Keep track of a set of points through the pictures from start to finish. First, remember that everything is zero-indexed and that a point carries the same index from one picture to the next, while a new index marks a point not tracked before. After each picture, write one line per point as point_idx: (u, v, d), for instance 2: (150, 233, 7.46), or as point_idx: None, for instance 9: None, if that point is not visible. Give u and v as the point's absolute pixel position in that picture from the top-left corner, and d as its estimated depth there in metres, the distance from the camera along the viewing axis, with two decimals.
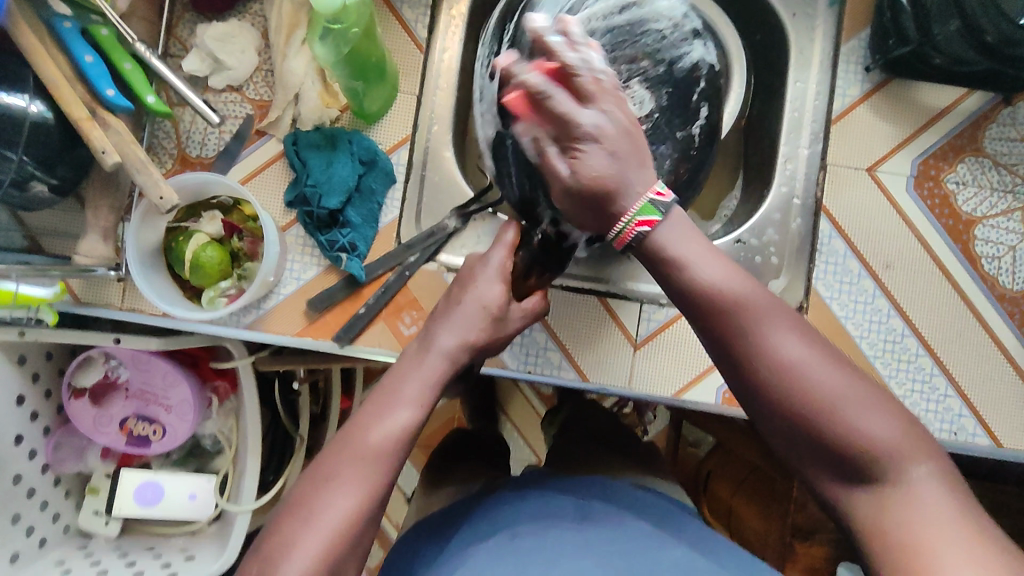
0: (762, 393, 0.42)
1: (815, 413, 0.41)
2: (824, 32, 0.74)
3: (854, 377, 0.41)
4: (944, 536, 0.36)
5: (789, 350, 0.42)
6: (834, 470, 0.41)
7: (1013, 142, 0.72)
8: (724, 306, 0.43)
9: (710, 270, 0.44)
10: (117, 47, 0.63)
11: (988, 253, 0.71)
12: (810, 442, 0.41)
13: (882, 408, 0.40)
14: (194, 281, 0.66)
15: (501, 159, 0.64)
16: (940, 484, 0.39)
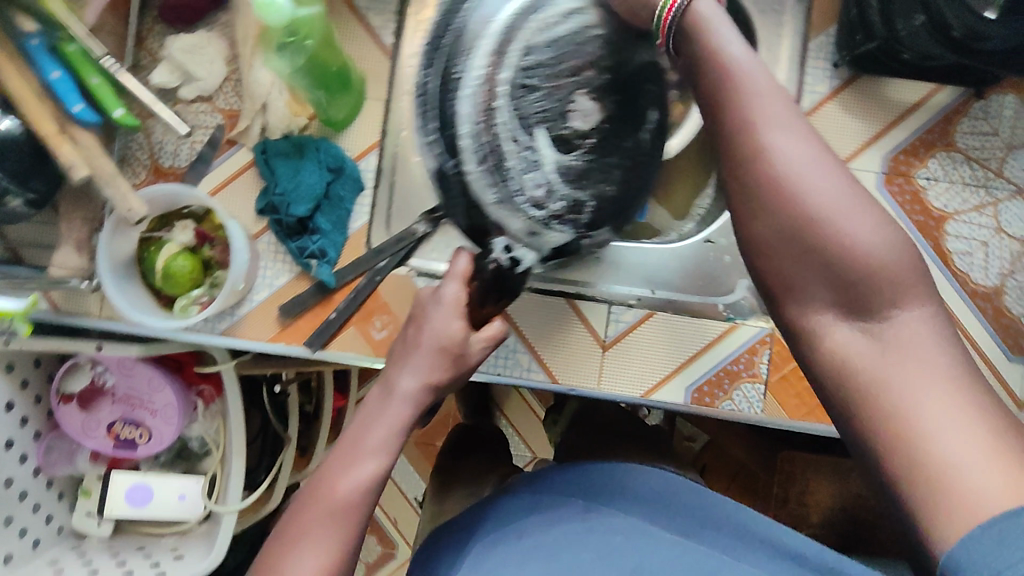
0: (765, 201, 0.43)
1: (818, 225, 0.41)
2: (793, 28, 0.74)
3: (865, 201, 0.42)
4: (920, 366, 0.39)
5: (801, 160, 0.42)
6: (822, 296, 0.42)
7: (985, 136, 0.71)
8: (742, 112, 0.43)
9: (745, 65, 0.44)
10: (84, 62, 0.63)
11: (961, 249, 0.70)
12: (803, 259, 0.42)
13: (887, 236, 0.41)
14: (167, 290, 0.68)
15: (443, 186, 0.57)
16: (927, 324, 0.40)
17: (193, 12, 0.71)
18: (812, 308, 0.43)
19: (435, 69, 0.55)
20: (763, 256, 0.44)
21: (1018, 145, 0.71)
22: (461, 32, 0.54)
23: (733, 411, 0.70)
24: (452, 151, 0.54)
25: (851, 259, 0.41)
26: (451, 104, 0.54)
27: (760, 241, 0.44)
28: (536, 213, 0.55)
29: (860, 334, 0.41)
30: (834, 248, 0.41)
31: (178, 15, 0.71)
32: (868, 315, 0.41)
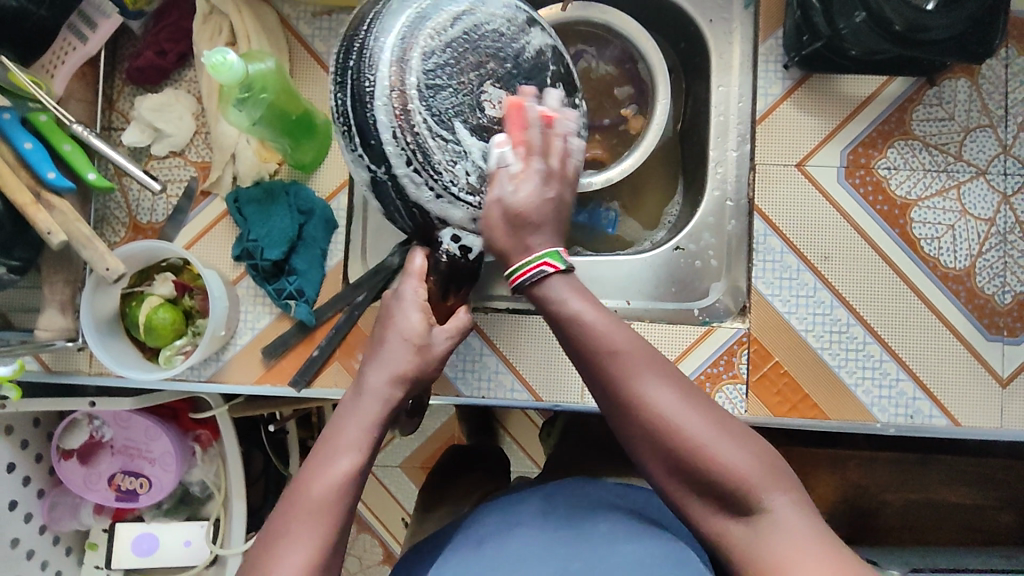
0: (636, 433, 0.46)
1: (695, 453, 0.44)
2: (743, 34, 0.75)
3: (720, 421, 0.45)
4: (801, 555, 0.41)
5: (658, 398, 0.45)
6: (707, 506, 0.45)
7: (940, 121, 0.71)
8: (596, 355, 0.46)
9: (597, 317, 0.47)
10: (56, 130, 0.66)
11: (928, 234, 0.70)
12: (682, 481, 0.45)
13: (746, 447, 0.45)
14: (150, 342, 0.69)
15: (378, 200, 0.56)
16: (797, 512, 0.43)
17: (159, 72, 0.73)
18: (702, 516, 0.45)
19: (344, 88, 0.53)
20: (652, 475, 0.47)
21: (975, 126, 0.71)
22: (364, 44, 0.53)
23: None
24: (377, 157, 0.53)
25: (717, 473, 0.44)
26: (368, 117, 0.52)
27: (645, 460, 0.46)
28: (473, 200, 0.54)
29: (749, 532, 0.43)
30: (702, 469, 0.44)
31: (145, 77, 0.73)
32: (751, 516, 0.43)
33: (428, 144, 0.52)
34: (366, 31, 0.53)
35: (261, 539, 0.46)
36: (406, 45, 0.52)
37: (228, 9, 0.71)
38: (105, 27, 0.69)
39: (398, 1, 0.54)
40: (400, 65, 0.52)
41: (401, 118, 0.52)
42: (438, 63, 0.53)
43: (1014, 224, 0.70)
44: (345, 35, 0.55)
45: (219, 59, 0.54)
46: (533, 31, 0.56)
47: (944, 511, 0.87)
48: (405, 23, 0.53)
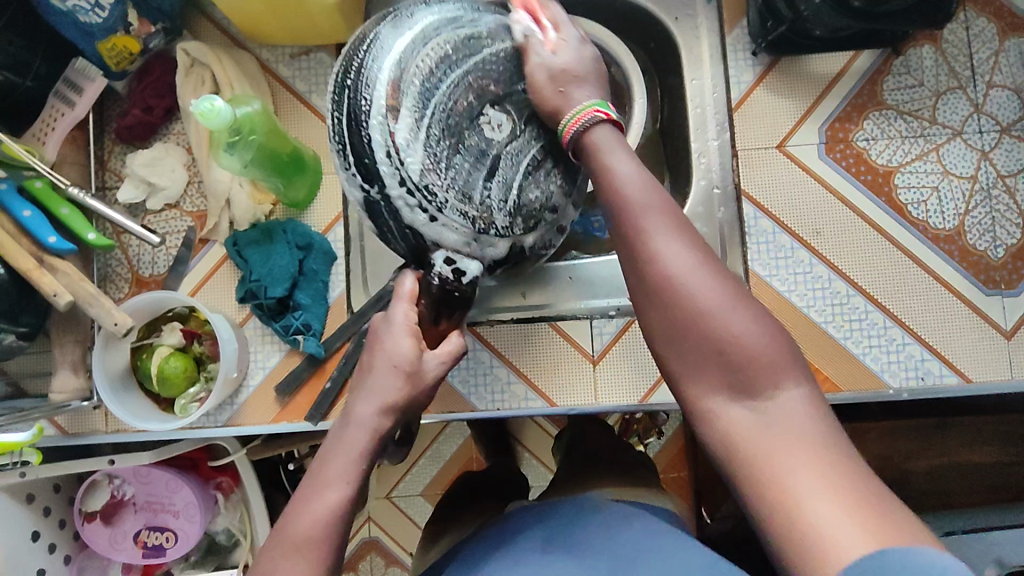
0: (649, 288, 0.45)
1: (706, 320, 0.43)
2: (709, 28, 0.77)
3: (744, 299, 0.44)
4: (800, 443, 0.40)
5: (680, 258, 0.44)
6: (709, 376, 0.43)
7: (911, 88, 0.73)
8: (623, 210, 0.47)
9: (627, 171, 0.47)
10: (52, 196, 0.68)
11: (913, 199, 0.72)
12: (688, 345, 0.44)
13: (761, 324, 0.43)
14: (164, 393, 0.70)
15: (375, 221, 0.57)
16: (807, 407, 0.42)
17: (147, 127, 0.75)
18: (700, 392, 0.44)
19: (342, 105, 0.54)
20: (658, 344, 0.46)
21: (945, 90, 0.73)
22: (361, 66, 0.53)
23: None
24: (371, 176, 0.54)
25: (732, 342, 0.43)
26: (363, 136, 0.53)
27: (653, 325, 0.45)
28: (467, 224, 0.54)
29: (748, 415, 0.42)
30: (715, 337, 0.43)
31: (134, 134, 0.75)
32: (754, 394, 0.42)
33: (418, 166, 0.53)
34: (364, 53, 0.54)
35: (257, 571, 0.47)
36: (405, 69, 0.52)
37: (209, 60, 0.73)
38: (89, 90, 0.70)
39: (398, 25, 0.54)
40: (396, 88, 0.52)
41: (395, 140, 0.52)
42: (435, 88, 0.52)
43: (996, 179, 0.72)
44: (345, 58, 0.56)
45: (206, 105, 0.55)
46: None
47: (970, 472, 0.87)
48: (402, 45, 0.53)
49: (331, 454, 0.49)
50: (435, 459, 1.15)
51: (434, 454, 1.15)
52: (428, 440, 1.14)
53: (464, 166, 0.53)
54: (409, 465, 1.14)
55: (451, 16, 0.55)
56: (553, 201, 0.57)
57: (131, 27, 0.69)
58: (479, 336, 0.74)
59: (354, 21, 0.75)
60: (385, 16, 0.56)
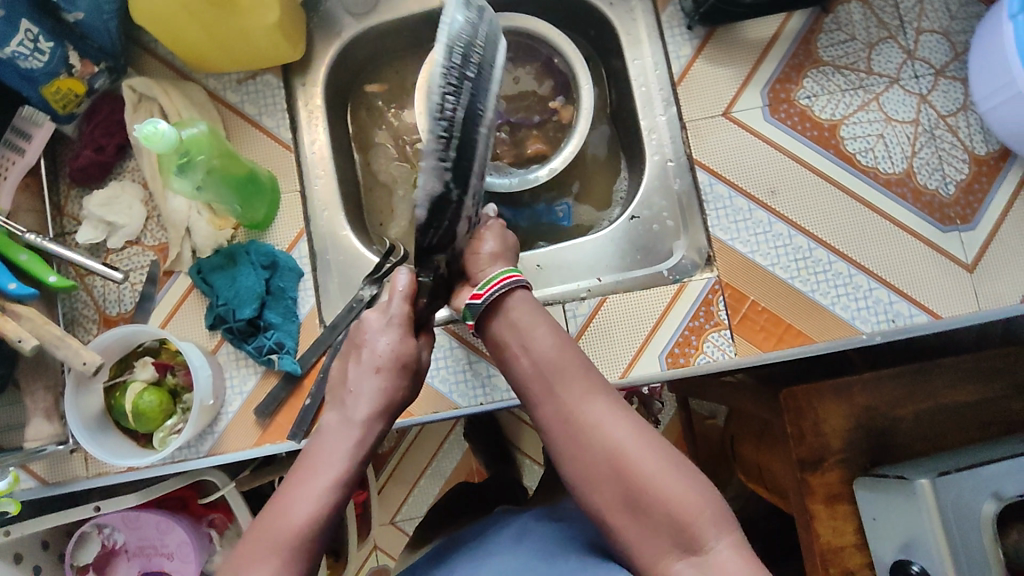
0: (588, 458, 0.52)
1: (642, 480, 0.50)
2: (644, 9, 0.79)
3: (674, 460, 0.52)
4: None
5: (615, 428, 0.53)
6: (656, 539, 0.49)
7: (844, 43, 0.75)
8: (555, 385, 0.55)
9: (546, 346, 0.57)
10: (9, 243, 0.67)
11: (861, 148, 0.73)
12: (630, 507, 0.50)
13: (693, 484, 0.50)
14: (142, 428, 0.69)
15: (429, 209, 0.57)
16: (738, 553, 0.48)
17: (100, 167, 0.75)
18: (650, 552, 0.49)
19: (459, 98, 0.53)
20: (603, 512, 0.51)
21: (877, 41, 0.75)
22: (482, 67, 0.55)
23: (709, 362, 0.71)
24: (463, 176, 0.56)
25: (668, 501, 0.49)
26: (474, 139, 0.56)
27: (599, 494, 0.51)
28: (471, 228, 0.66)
29: (694, 571, 0.47)
30: (654, 496, 0.50)
31: (87, 175, 0.75)
32: (695, 551, 0.48)
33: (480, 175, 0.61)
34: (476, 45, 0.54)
35: (233, 560, 0.49)
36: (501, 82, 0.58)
37: (156, 92, 0.74)
38: (38, 136, 0.71)
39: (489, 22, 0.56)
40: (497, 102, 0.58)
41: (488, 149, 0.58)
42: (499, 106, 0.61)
43: (937, 119, 0.74)
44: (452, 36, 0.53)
45: (150, 129, 0.55)
46: None
47: (956, 412, 0.88)
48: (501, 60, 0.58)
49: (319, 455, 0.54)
50: (436, 477, 1.13)
51: (433, 472, 1.13)
52: (427, 458, 1.13)
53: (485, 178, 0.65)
54: (410, 486, 1.13)
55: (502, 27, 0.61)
56: None
57: (74, 69, 0.70)
58: (454, 333, 0.74)
59: (296, 40, 0.75)
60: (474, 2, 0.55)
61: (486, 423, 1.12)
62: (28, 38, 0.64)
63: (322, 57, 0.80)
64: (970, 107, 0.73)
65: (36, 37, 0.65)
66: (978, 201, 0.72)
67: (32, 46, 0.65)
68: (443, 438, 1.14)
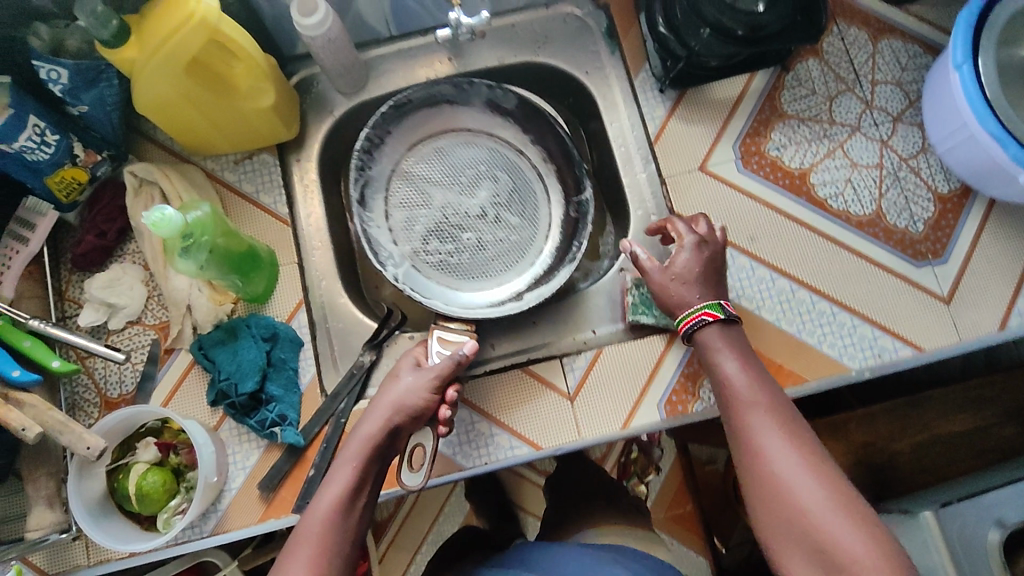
0: (756, 487, 0.56)
1: (806, 514, 0.52)
2: (617, 75, 0.84)
3: (846, 499, 0.52)
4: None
5: (786, 460, 0.55)
6: (812, 574, 0.51)
7: (806, 98, 0.80)
8: (734, 413, 0.61)
9: (734, 377, 0.62)
10: (14, 330, 0.68)
11: (831, 193, 0.77)
12: (786, 537, 0.53)
13: (861, 526, 0.51)
14: (146, 510, 0.69)
15: (467, 255, 0.86)
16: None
17: (101, 251, 0.76)
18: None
19: (524, 202, 0.88)
20: (766, 533, 0.55)
21: (836, 94, 0.80)
22: (513, 174, 0.88)
23: (706, 409, 0.72)
24: (515, 250, 0.86)
25: (830, 538, 0.51)
26: (520, 223, 0.87)
27: (763, 517, 0.55)
28: (437, 277, 0.85)
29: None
30: (809, 532, 0.52)
31: (88, 259, 0.76)
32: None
33: (376, 223, 0.84)
34: (478, 136, 0.88)
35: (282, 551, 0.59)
36: (497, 178, 0.88)
37: (156, 176, 0.76)
38: (42, 224, 0.74)
39: (491, 144, 0.89)
40: (500, 193, 0.87)
41: (501, 228, 0.86)
42: (483, 194, 0.87)
43: (900, 162, 0.78)
44: (533, 144, 0.88)
45: (158, 215, 0.57)
46: (383, 150, 0.85)
47: (952, 442, 0.89)
48: (426, 125, 0.86)
49: (348, 457, 0.64)
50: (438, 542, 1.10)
51: (434, 537, 1.10)
52: (429, 521, 1.10)
53: (440, 240, 0.86)
54: (412, 554, 1.09)
55: (474, 134, 0.88)
56: (376, 236, 0.84)
57: (78, 158, 0.72)
58: (461, 398, 0.74)
59: (291, 120, 0.79)
60: (504, 102, 0.85)
61: (486, 482, 1.11)
62: (35, 132, 0.66)
63: (315, 134, 0.84)
64: (929, 149, 0.78)
65: (43, 130, 0.67)
66: (947, 236, 0.76)
67: (38, 139, 0.67)
68: (443, 501, 1.11)
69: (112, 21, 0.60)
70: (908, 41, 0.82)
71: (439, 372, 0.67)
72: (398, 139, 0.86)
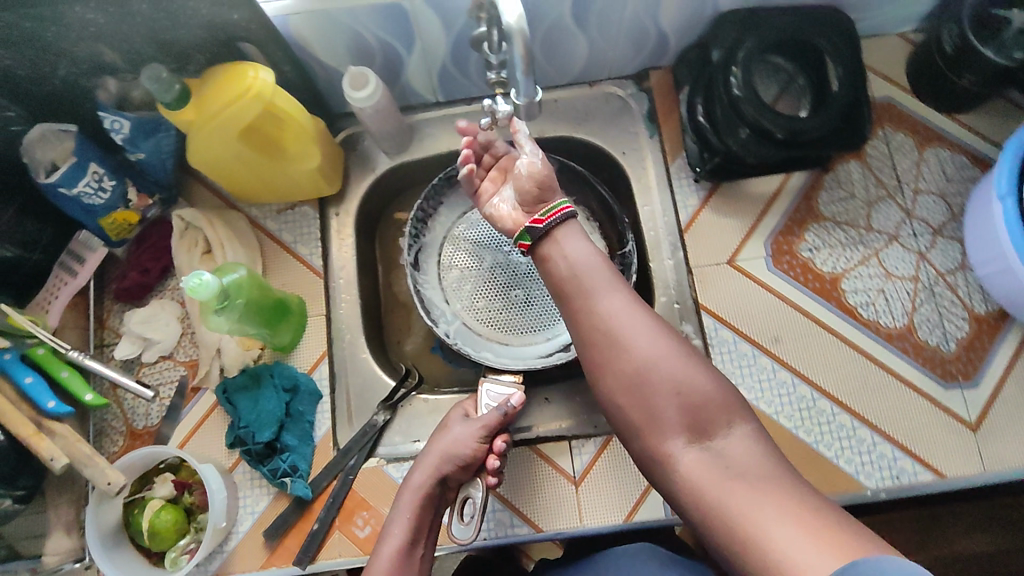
0: (606, 355, 0.60)
1: (652, 370, 0.58)
2: (653, 158, 0.84)
3: (682, 350, 0.60)
4: (740, 466, 0.54)
5: (629, 323, 0.60)
6: (668, 420, 0.58)
7: (844, 201, 0.79)
8: (576, 290, 0.63)
9: (579, 253, 0.64)
10: (53, 360, 0.72)
11: (862, 301, 0.76)
12: (643, 397, 0.59)
13: (697, 370, 0.59)
14: (155, 547, 0.71)
15: (516, 311, 0.86)
16: (741, 442, 0.56)
17: (142, 287, 0.80)
18: (662, 442, 0.58)
19: None
20: (620, 398, 0.60)
21: (876, 200, 0.79)
22: None
23: None
24: None
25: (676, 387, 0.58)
26: None
27: (616, 382, 0.60)
28: (490, 334, 0.85)
29: (701, 453, 0.56)
30: (663, 385, 0.58)
31: (128, 294, 0.80)
32: (704, 435, 0.56)
33: (428, 284, 0.87)
34: None
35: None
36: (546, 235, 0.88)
37: (201, 222, 0.80)
38: (91, 260, 0.77)
39: None
40: None
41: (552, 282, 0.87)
42: None
43: (936, 276, 0.76)
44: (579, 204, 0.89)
45: (196, 281, 0.59)
46: (436, 217, 0.89)
47: (970, 561, 0.86)
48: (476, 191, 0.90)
49: (404, 508, 0.67)
50: None
51: None
52: None
53: (492, 296, 0.87)
54: None
55: None
56: (428, 296, 0.86)
57: (130, 203, 0.76)
58: (494, 492, 0.75)
59: (333, 177, 0.81)
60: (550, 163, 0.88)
61: None
62: (93, 179, 0.71)
63: (354, 189, 0.86)
64: (968, 267, 0.76)
65: (101, 177, 0.71)
66: (979, 359, 0.74)
67: (97, 185, 0.71)
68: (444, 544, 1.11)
69: (175, 85, 0.64)
70: (957, 151, 0.80)
71: (486, 423, 0.70)
72: (449, 204, 0.89)
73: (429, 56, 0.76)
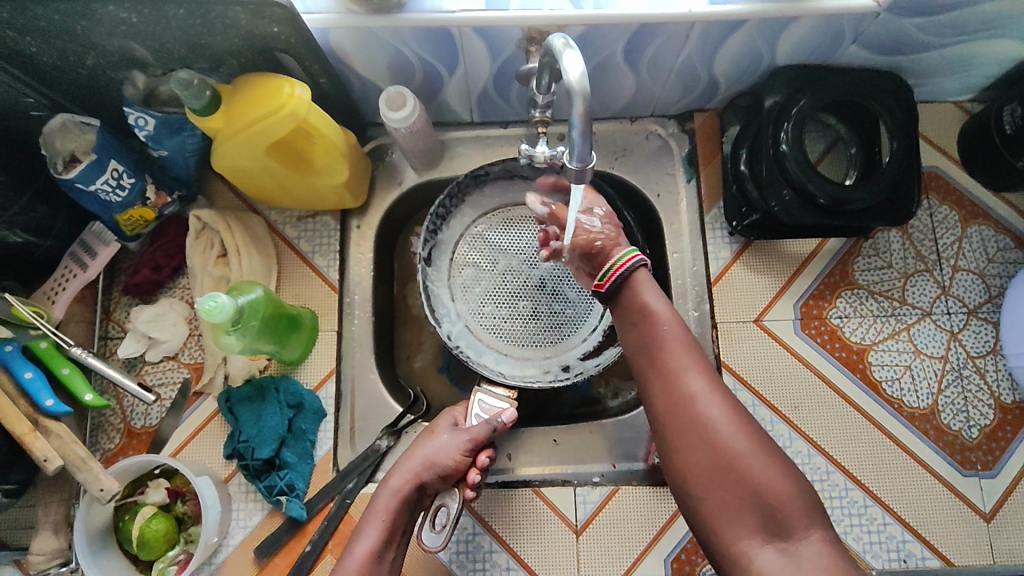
0: (682, 436, 0.53)
1: (733, 459, 0.51)
2: (688, 204, 0.81)
3: (766, 441, 0.52)
4: (827, 574, 0.46)
5: (710, 405, 0.53)
6: (743, 518, 0.50)
7: (880, 270, 0.77)
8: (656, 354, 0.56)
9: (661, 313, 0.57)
10: (56, 355, 0.70)
11: (888, 376, 0.75)
12: (718, 484, 0.51)
13: (783, 465, 0.51)
14: (142, 556, 0.69)
15: (523, 323, 0.82)
16: (824, 549, 0.48)
17: (153, 284, 0.78)
18: (737, 541, 0.50)
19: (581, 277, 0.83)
20: (691, 480, 0.53)
21: (913, 272, 0.77)
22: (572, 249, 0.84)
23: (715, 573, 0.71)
24: (567, 319, 0.82)
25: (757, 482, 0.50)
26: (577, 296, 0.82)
27: (686, 458, 0.53)
28: (491, 342, 0.81)
29: (778, 558, 0.48)
30: (742, 476, 0.50)
31: (139, 290, 0.78)
32: (784, 537, 0.49)
33: (438, 280, 0.83)
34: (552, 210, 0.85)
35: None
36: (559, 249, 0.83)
37: (219, 226, 0.77)
38: (103, 253, 0.75)
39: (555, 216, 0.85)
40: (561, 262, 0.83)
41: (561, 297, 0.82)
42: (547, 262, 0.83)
43: (966, 359, 0.75)
44: None
45: (212, 303, 0.60)
46: (457, 213, 0.84)
47: None
48: (502, 195, 0.85)
49: (378, 509, 0.64)
50: None
51: None
52: None
53: (501, 304, 0.82)
54: None
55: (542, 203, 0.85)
56: (436, 292, 0.82)
57: (148, 200, 0.73)
58: (467, 505, 0.74)
59: (359, 190, 0.79)
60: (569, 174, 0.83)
61: None
62: (112, 176, 0.68)
63: (379, 201, 0.83)
64: (1000, 352, 0.74)
65: (120, 175, 0.68)
66: (1000, 449, 0.72)
67: (115, 183, 0.69)
68: None
69: (206, 92, 0.61)
70: (1000, 231, 0.78)
71: (474, 437, 0.68)
72: (470, 204, 0.84)
73: (471, 80, 0.73)
